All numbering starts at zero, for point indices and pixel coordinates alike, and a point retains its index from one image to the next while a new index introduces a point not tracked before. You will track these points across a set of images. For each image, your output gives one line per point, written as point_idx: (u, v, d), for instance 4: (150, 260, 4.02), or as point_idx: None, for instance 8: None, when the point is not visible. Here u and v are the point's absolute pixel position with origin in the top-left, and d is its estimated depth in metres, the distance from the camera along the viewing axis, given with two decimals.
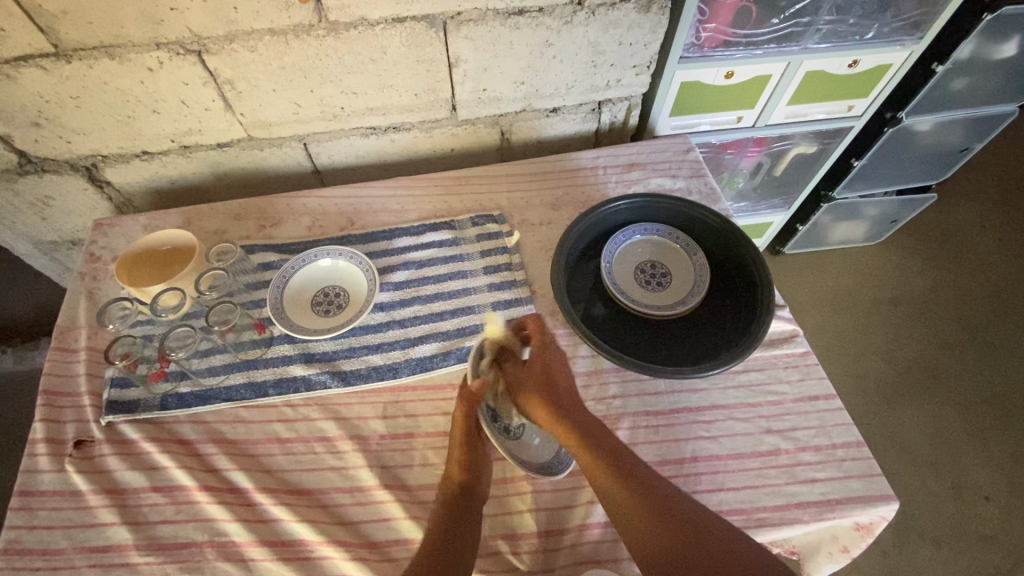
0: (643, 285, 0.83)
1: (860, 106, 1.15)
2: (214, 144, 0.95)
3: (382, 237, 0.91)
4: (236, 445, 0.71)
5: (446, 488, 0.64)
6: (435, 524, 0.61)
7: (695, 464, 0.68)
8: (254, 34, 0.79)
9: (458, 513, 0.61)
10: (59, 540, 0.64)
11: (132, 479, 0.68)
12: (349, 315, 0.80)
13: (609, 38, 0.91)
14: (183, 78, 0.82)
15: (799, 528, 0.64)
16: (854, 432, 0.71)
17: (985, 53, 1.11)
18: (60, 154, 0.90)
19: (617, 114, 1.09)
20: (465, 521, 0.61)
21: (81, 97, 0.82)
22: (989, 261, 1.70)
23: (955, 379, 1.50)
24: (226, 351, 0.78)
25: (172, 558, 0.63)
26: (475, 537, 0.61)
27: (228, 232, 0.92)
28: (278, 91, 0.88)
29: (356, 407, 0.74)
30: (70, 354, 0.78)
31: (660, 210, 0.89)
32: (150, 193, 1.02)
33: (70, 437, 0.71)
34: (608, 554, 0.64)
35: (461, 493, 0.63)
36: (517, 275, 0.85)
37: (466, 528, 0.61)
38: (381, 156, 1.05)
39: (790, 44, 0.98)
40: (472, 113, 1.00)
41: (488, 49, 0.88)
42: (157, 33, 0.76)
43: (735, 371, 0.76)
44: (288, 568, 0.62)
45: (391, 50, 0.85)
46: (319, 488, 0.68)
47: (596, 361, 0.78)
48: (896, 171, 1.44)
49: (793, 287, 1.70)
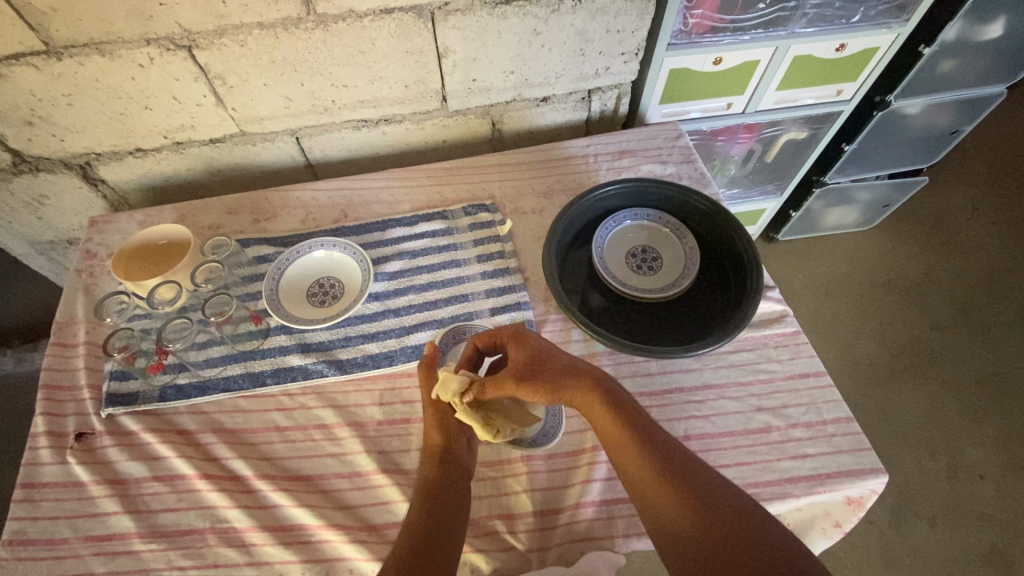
0: (636, 270, 0.84)
1: (849, 90, 1.16)
2: (207, 140, 0.96)
3: (376, 228, 0.92)
4: (236, 434, 0.72)
5: (430, 458, 0.65)
6: (416, 497, 0.61)
7: (688, 442, 0.69)
8: (244, 28, 0.79)
9: (454, 489, 0.62)
10: (63, 530, 0.65)
11: (133, 469, 0.69)
12: (345, 304, 0.81)
13: (596, 25, 0.91)
14: (174, 74, 0.83)
15: (790, 502, 0.66)
16: (844, 408, 0.72)
17: (972, 35, 1.12)
18: (54, 153, 0.91)
19: (607, 102, 1.10)
20: (448, 495, 0.61)
21: (73, 95, 0.83)
22: (983, 243, 1.71)
23: (951, 360, 1.51)
24: (224, 342, 0.79)
25: (175, 545, 0.64)
26: (460, 514, 0.61)
27: (223, 226, 0.93)
28: (269, 85, 0.88)
29: (353, 394, 0.75)
30: (70, 349, 0.79)
31: (651, 196, 0.90)
32: (145, 191, 1.03)
33: (71, 429, 0.72)
34: (603, 531, 0.65)
35: (453, 470, 0.64)
36: (510, 263, 0.86)
37: (453, 502, 0.61)
38: (373, 149, 1.06)
39: (777, 28, 0.99)
40: (463, 103, 1.01)
41: (476, 39, 0.89)
42: (146, 29, 0.77)
43: (725, 351, 0.78)
44: (289, 552, 0.64)
45: (379, 41, 0.86)
46: (318, 474, 0.69)
47: (589, 345, 0.79)
48: (888, 154, 1.45)
49: (788, 273, 1.71)
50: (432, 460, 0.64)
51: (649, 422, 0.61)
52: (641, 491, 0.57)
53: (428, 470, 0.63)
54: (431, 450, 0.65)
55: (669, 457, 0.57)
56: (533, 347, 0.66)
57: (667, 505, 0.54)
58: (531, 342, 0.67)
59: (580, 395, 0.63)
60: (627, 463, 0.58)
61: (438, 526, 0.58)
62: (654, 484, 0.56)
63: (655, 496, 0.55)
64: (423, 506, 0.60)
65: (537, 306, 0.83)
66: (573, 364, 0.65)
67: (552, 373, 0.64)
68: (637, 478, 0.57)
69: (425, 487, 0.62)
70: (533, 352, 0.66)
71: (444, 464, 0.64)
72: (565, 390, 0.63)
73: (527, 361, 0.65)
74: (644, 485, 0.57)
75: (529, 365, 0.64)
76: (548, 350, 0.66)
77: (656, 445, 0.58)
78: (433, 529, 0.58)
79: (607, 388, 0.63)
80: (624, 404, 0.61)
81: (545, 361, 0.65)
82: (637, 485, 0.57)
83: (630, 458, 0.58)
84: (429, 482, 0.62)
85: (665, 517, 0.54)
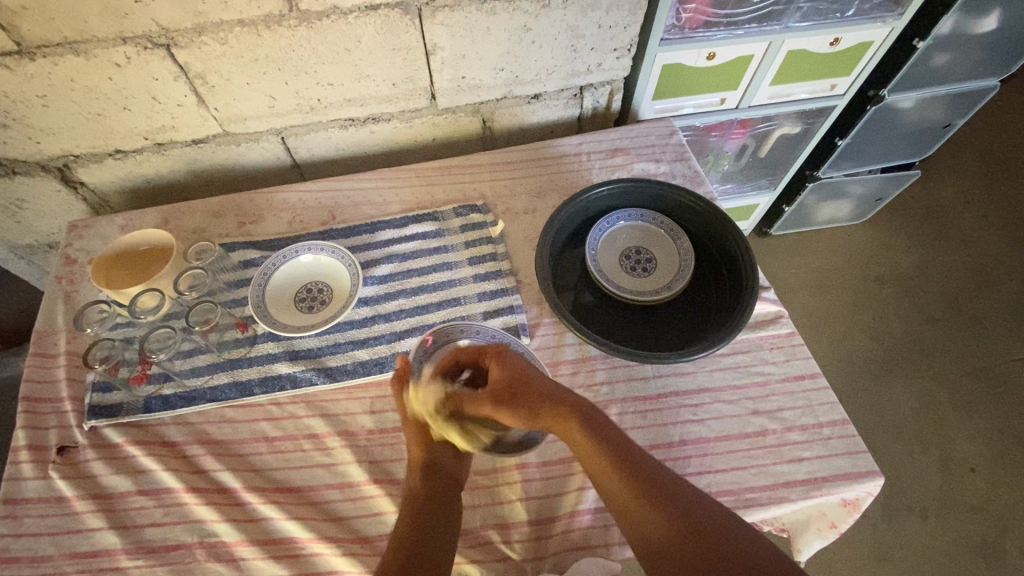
0: (630, 271, 0.82)
1: (842, 85, 1.14)
2: (189, 141, 0.93)
3: (364, 231, 0.90)
4: (223, 445, 0.71)
5: (413, 469, 0.64)
6: (404, 507, 0.61)
7: (684, 447, 0.69)
8: (223, 25, 0.77)
9: (443, 495, 0.62)
10: (47, 547, 0.63)
11: (117, 483, 0.67)
12: (334, 310, 0.79)
13: (588, 21, 0.89)
14: (153, 73, 0.80)
15: (786, 507, 0.65)
16: (840, 410, 0.71)
17: (966, 28, 1.11)
18: (30, 155, 0.88)
19: (599, 98, 1.08)
20: (436, 501, 0.61)
21: (48, 96, 0.80)
22: (975, 236, 1.72)
23: (942, 353, 1.51)
24: (210, 351, 0.77)
25: (162, 561, 0.62)
26: (451, 519, 0.60)
27: (208, 230, 0.91)
28: (252, 84, 0.86)
29: (343, 403, 0.74)
30: (50, 359, 0.77)
31: (644, 196, 0.89)
32: (126, 192, 1.00)
33: (53, 443, 0.70)
34: (598, 539, 0.64)
35: (439, 477, 0.63)
36: (502, 265, 0.85)
37: (443, 509, 0.61)
38: (361, 148, 1.04)
39: (771, 23, 0.97)
40: (452, 101, 0.98)
41: (465, 35, 0.87)
42: (122, 27, 0.74)
43: (721, 354, 0.77)
44: (279, 566, 0.62)
45: (366, 38, 0.83)
46: (309, 485, 0.68)
47: (583, 348, 0.78)
48: (881, 149, 1.44)
49: (781, 267, 1.71)
50: (416, 469, 0.64)
51: (627, 441, 0.59)
52: (621, 510, 0.56)
53: (413, 481, 0.63)
54: (416, 459, 0.65)
55: (650, 476, 0.56)
56: (513, 368, 0.64)
57: (650, 525, 0.53)
58: (509, 363, 0.64)
59: (556, 419, 0.60)
60: (608, 487, 0.57)
61: (427, 536, 0.58)
62: (638, 506, 0.54)
63: (638, 515, 0.54)
64: (411, 517, 0.59)
65: (530, 309, 0.81)
66: (551, 385, 0.62)
67: (533, 397, 0.61)
68: (619, 500, 0.56)
69: (412, 498, 0.61)
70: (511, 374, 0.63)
71: (427, 471, 0.64)
72: (544, 416, 0.61)
73: (507, 383, 0.63)
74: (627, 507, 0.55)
75: (508, 389, 0.62)
76: (529, 372, 0.63)
77: (635, 465, 0.56)
78: (421, 538, 0.57)
79: (581, 408, 0.60)
80: (600, 426, 0.59)
81: (522, 384, 0.62)
82: (618, 505, 0.56)
83: (612, 481, 0.56)
84: (417, 492, 0.62)
85: (649, 537, 0.53)
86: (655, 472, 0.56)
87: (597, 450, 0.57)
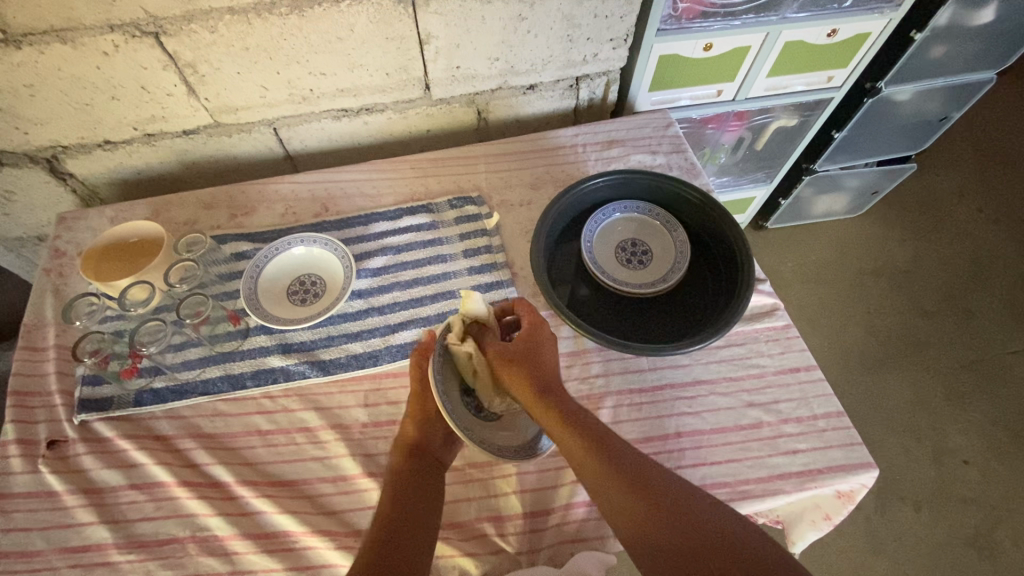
0: (626, 264, 0.82)
1: (840, 76, 1.14)
2: (180, 132, 0.92)
3: (358, 223, 0.89)
4: (215, 438, 0.70)
5: (399, 448, 0.64)
6: (388, 486, 0.61)
7: (679, 439, 0.69)
8: (213, 13, 0.75)
9: (428, 476, 0.62)
10: (37, 542, 0.62)
11: (109, 478, 0.67)
12: (327, 302, 0.78)
13: (585, 10, 0.88)
14: (142, 62, 0.79)
15: (781, 499, 0.65)
16: (835, 402, 0.71)
17: (963, 20, 1.10)
18: (17, 146, 0.86)
19: (595, 90, 1.07)
20: (422, 486, 0.60)
21: (36, 85, 0.78)
22: (970, 230, 1.72)
23: (935, 347, 1.52)
24: (202, 343, 0.76)
25: (153, 555, 0.62)
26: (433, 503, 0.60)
27: (199, 222, 0.90)
28: (243, 73, 0.84)
29: (337, 396, 0.73)
30: (39, 353, 0.76)
31: (640, 187, 0.88)
32: (117, 184, 0.99)
33: (42, 437, 0.69)
34: (593, 532, 0.64)
35: (422, 458, 0.63)
36: (497, 258, 0.84)
37: (427, 490, 0.60)
38: (355, 139, 1.03)
39: (768, 14, 0.96)
40: (446, 91, 0.97)
41: (459, 24, 0.85)
42: (109, 14, 0.72)
43: (716, 346, 0.76)
44: (272, 560, 0.62)
45: (358, 27, 0.82)
46: (301, 479, 0.67)
47: (579, 341, 0.77)
48: (877, 142, 1.44)
49: (777, 261, 1.71)
50: (401, 450, 0.63)
51: (614, 438, 0.58)
52: (609, 506, 0.55)
53: (396, 462, 0.63)
54: (403, 439, 0.65)
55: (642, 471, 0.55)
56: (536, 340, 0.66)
57: (642, 519, 0.52)
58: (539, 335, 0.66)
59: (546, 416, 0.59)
60: (600, 486, 0.55)
61: (413, 519, 0.57)
62: (632, 505, 0.53)
63: (631, 512, 0.53)
64: (393, 497, 0.59)
65: (525, 302, 0.81)
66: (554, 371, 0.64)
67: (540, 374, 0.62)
68: (607, 494, 0.55)
69: (396, 478, 0.61)
70: (527, 347, 0.64)
71: (412, 454, 0.63)
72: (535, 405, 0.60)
73: (524, 351, 0.64)
74: (618, 504, 0.54)
75: (520, 358, 0.63)
76: (545, 351, 0.65)
77: (627, 463, 0.56)
78: (406, 519, 0.57)
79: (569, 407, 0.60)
80: (590, 424, 0.58)
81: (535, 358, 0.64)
82: (607, 499, 0.55)
83: (604, 480, 0.55)
84: (400, 473, 0.61)
85: (644, 532, 0.52)
86: (645, 470, 0.56)
87: (585, 447, 0.57)
